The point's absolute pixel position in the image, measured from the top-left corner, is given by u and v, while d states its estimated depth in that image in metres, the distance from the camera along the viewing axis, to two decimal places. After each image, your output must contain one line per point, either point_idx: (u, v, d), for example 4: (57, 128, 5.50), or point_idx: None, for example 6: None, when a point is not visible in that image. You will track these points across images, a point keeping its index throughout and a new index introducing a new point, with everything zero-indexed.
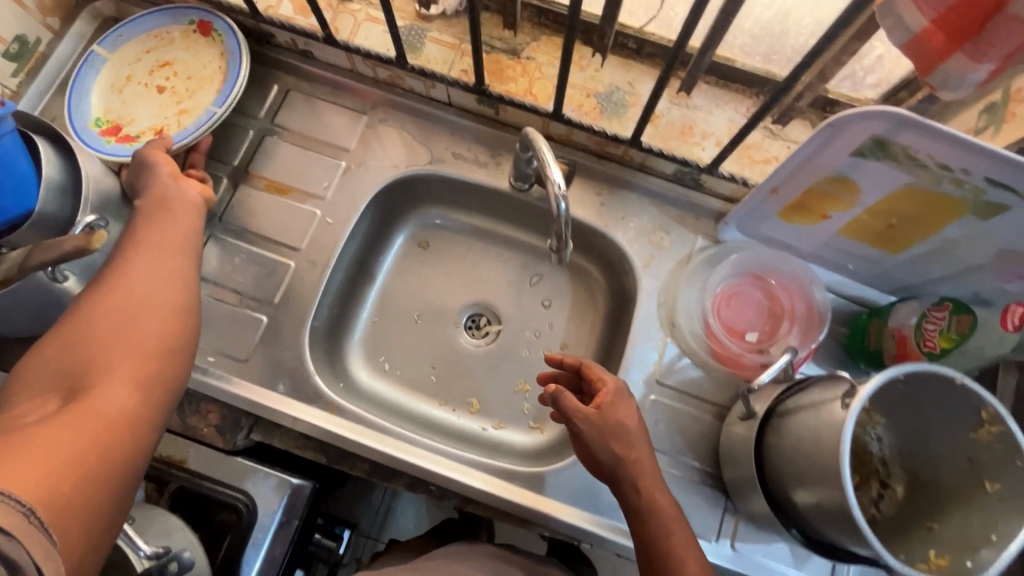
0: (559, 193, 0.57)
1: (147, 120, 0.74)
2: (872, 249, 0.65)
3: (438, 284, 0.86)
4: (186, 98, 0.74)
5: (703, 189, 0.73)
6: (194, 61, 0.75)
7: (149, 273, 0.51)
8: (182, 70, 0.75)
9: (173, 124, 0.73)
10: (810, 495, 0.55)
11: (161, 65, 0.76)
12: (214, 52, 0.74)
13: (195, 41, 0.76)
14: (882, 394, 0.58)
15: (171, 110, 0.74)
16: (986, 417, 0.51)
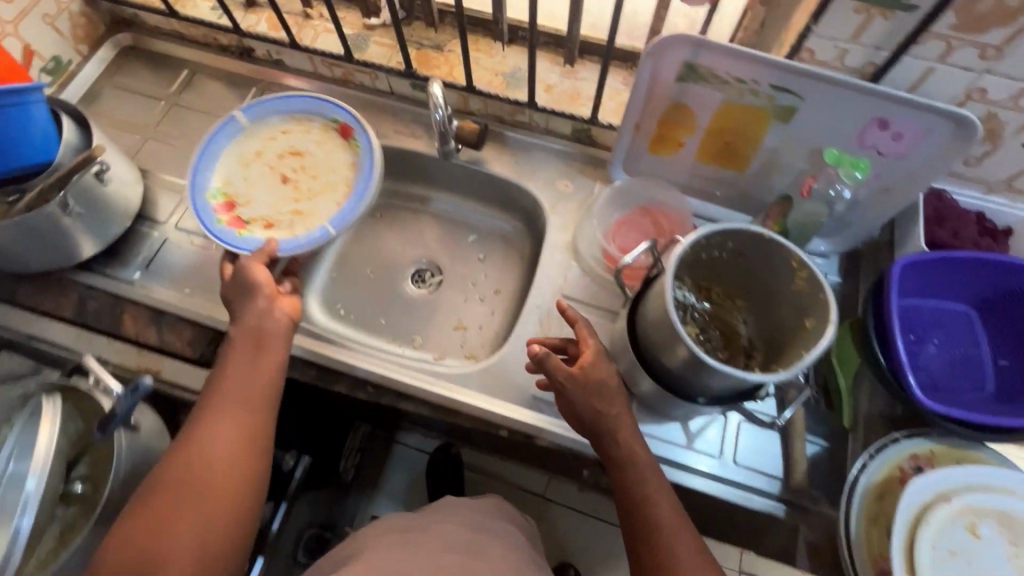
0: (438, 104, 0.79)
1: (263, 208, 0.83)
2: (725, 171, 0.79)
3: (388, 246, 1.01)
4: (306, 195, 0.85)
5: (595, 143, 0.90)
6: (325, 162, 0.86)
7: (227, 430, 0.61)
8: (309, 166, 0.86)
9: (284, 219, 0.82)
10: (670, 347, 0.64)
11: (292, 154, 0.87)
12: (347, 159, 0.86)
13: (331, 138, 0.88)
14: (736, 271, 0.69)
15: (286, 204, 0.84)
16: (796, 266, 0.63)
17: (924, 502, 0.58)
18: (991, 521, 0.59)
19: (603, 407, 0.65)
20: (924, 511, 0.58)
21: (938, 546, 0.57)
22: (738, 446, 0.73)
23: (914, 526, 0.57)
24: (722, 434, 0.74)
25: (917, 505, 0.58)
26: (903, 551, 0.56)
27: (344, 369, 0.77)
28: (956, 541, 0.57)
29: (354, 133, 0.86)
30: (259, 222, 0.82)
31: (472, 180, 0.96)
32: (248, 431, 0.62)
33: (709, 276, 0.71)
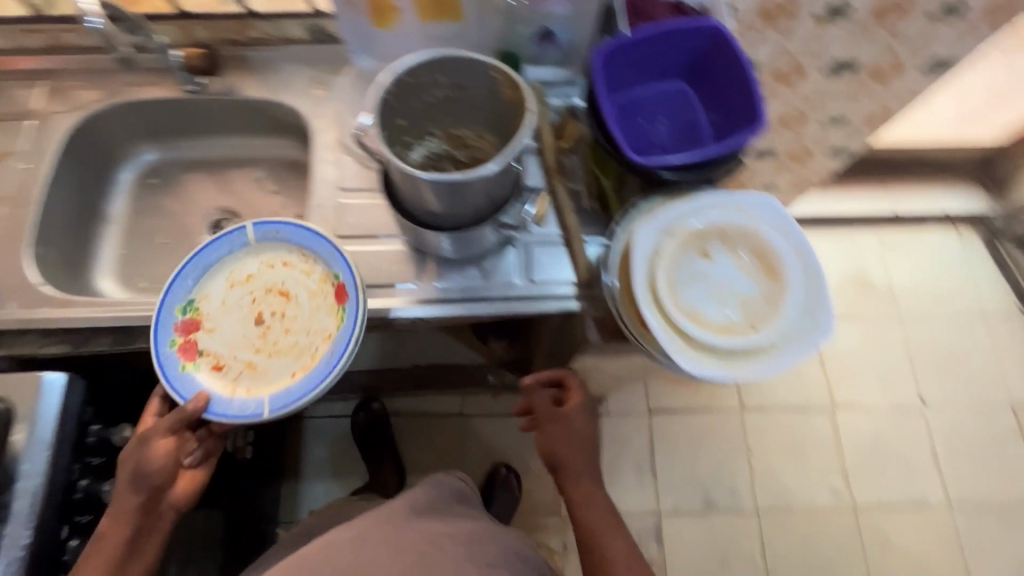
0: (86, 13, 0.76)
1: (235, 347, 0.75)
2: (450, 23, 0.80)
3: (177, 207, 0.98)
4: (268, 349, 0.75)
5: (334, 39, 0.90)
6: (306, 320, 0.76)
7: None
8: (290, 314, 0.76)
9: (235, 366, 0.74)
10: (408, 184, 0.67)
11: (276, 293, 0.77)
12: (326, 326, 0.74)
13: (320, 296, 0.76)
14: (473, 106, 0.74)
15: (246, 348, 0.75)
16: (503, 77, 0.68)
17: (657, 242, 0.66)
18: (716, 238, 0.67)
19: (562, 432, 0.85)
20: (658, 249, 0.66)
21: (673, 269, 0.65)
22: (530, 266, 0.80)
23: (652, 264, 0.65)
24: (516, 261, 0.80)
25: (650, 246, 0.66)
26: (645, 285, 0.64)
27: (138, 321, 0.75)
28: (690, 262, 0.66)
29: (348, 298, 0.73)
30: (211, 357, 0.74)
31: (232, 113, 0.93)
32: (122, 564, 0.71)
33: (455, 121, 0.76)
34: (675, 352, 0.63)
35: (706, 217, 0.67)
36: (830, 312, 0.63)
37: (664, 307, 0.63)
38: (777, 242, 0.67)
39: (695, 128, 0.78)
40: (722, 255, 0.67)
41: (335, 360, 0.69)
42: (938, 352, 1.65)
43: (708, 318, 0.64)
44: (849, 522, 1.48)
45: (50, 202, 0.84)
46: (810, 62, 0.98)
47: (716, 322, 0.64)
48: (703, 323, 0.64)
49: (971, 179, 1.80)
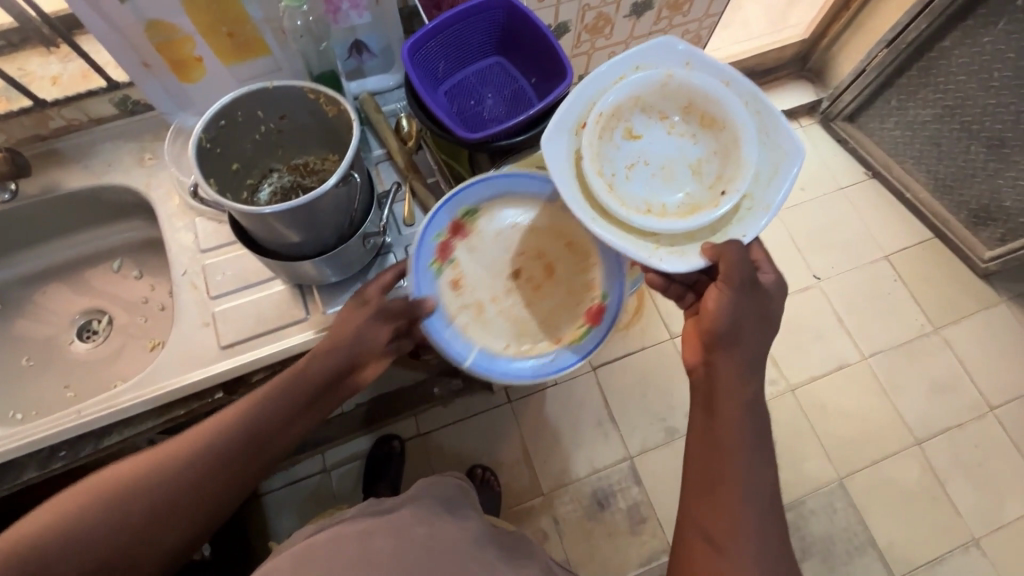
0: None
1: (481, 283, 0.79)
2: (259, 60, 0.80)
3: (38, 322, 0.92)
4: (538, 280, 0.80)
5: (148, 107, 0.87)
6: (580, 284, 0.81)
7: (175, 503, 0.58)
8: (569, 270, 0.81)
9: (495, 293, 0.79)
10: (251, 225, 0.65)
11: (541, 261, 0.81)
12: (590, 302, 0.80)
13: (583, 293, 0.80)
14: (303, 130, 0.74)
15: (506, 275, 0.80)
16: (315, 96, 0.68)
17: (572, 149, 0.72)
18: (635, 114, 0.75)
19: (750, 317, 0.67)
20: (577, 152, 0.71)
21: (598, 154, 0.71)
22: None
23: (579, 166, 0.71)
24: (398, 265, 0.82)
25: (568, 158, 0.71)
26: (584, 205, 0.70)
27: (16, 453, 0.70)
28: (616, 140, 0.75)
29: (599, 324, 0.78)
30: (456, 272, 0.78)
31: (62, 211, 0.88)
32: (184, 496, 0.58)
33: (292, 151, 0.76)
34: (654, 254, 0.69)
35: (614, 100, 0.72)
36: (783, 128, 0.72)
37: (618, 211, 0.69)
38: (698, 87, 0.73)
39: (522, 94, 0.84)
40: (644, 131, 0.76)
41: (558, 369, 0.76)
42: (817, 231, 1.84)
43: (664, 204, 0.74)
44: (792, 402, 1.62)
45: None
46: (613, 11, 1.06)
47: (674, 206, 0.74)
48: (659, 211, 0.73)
49: (796, 76, 2.01)
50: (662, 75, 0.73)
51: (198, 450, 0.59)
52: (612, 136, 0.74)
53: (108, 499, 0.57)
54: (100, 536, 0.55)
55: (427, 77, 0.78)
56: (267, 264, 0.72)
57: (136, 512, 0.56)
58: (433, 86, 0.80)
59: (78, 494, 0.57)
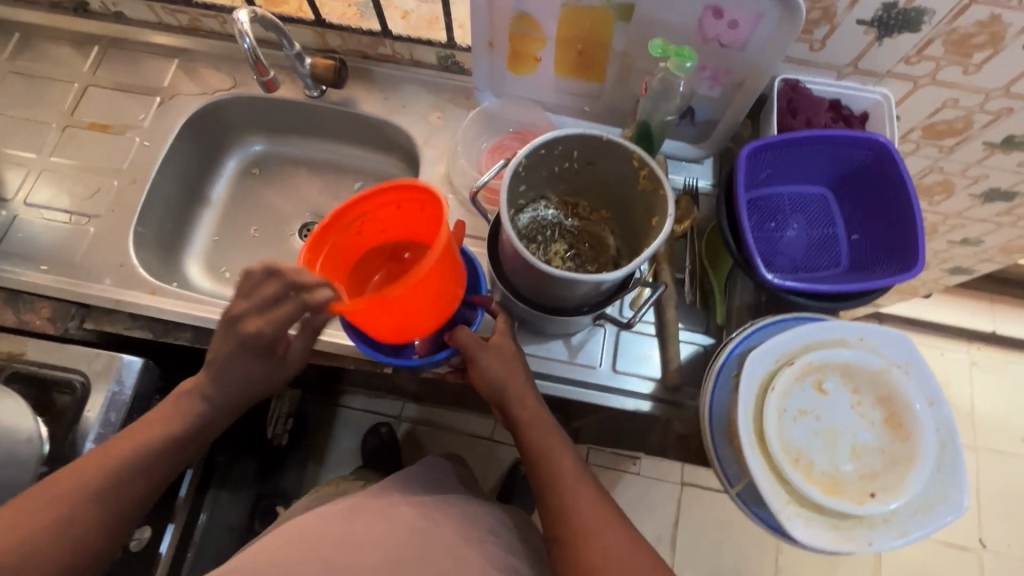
0: (243, 30, 0.70)
1: (786, 431, 0.57)
2: (585, 83, 0.77)
3: (273, 199, 0.96)
4: (828, 457, 0.57)
5: (463, 71, 0.87)
6: (863, 478, 0.56)
7: (274, 374, 0.68)
8: (867, 462, 0.57)
9: (805, 449, 0.57)
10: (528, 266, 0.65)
11: (829, 427, 0.58)
12: (850, 504, 0.55)
13: (860, 500, 0.55)
14: (593, 182, 0.71)
15: (813, 437, 0.58)
16: (637, 165, 0.64)
17: (768, 373, 0.59)
18: (835, 374, 0.59)
19: (496, 365, 0.67)
20: (769, 381, 0.58)
21: (786, 389, 0.58)
22: (618, 354, 0.76)
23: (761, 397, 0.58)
24: (603, 345, 0.76)
25: (765, 370, 0.59)
26: (751, 392, 0.58)
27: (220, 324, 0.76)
28: (800, 397, 0.58)
29: (857, 530, 0.54)
30: (795, 409, 0.58)
31: (345, 124, 0.91)
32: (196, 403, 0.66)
33: (574, 191, 0.73)
34: (766, 479, 0.55)
35: (826, 354, 0.59)
36: (928, 474, 0.55)
37: (768, 445, 0.56)
38: (903, 393, 0.58)
39: (833, 245, 0.72)
40: (835, 392, 0.59)
41: (786, 538, 0.55)
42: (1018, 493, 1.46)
43: (811, 463, 0.57)
44: None
45: (159, 180, 0.85)
46: (963, 183, 0.90)
47: (817, 468, 0.56)
48: (804, 466, 0.56)
49: None
50: (881, 366, 0.58)
51: (185, 402, 0.66)
52: (818, 384, 0.59)
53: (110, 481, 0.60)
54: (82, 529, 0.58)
55: (768, 172, 0.71)
56: (510, 296, 0.71)
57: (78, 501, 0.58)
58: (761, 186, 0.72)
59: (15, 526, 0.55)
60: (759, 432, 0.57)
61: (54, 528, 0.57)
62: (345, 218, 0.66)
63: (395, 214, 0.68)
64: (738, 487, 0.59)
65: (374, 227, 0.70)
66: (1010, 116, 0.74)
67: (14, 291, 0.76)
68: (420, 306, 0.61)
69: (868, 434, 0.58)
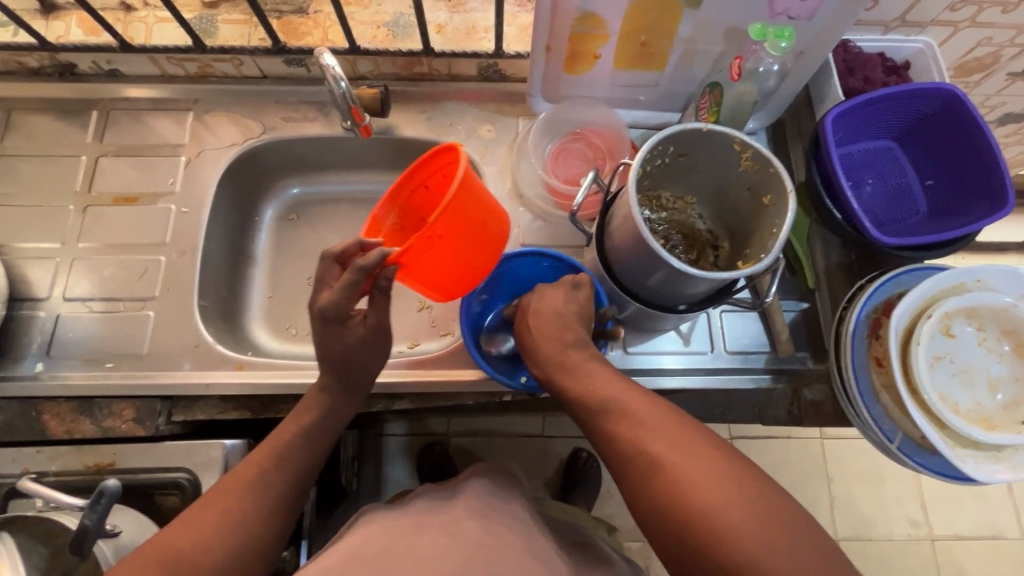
0: (336, 74, 0.69)
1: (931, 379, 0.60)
2: (644, 73, 0.76)
3: (320, 244, 0.89)
4: (971, 395, 0.61)
5: (505, 78, 0.84)
6: (1007, 408, 0.60)
7: (359, 352, 0.63)
8: (1006, 392, 0.61)
9: (949, 392, 0.61)
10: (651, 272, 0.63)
11: (964, 367, 0.62)
12: (1005, 433, 0.58)
13: (1010, 428, 0.59)
14: (683, 171, 0.69)
15: (953, 379, 0.61)
16: (739, 150, 0.62)
17: (905, 328, 0.61)
18: (961, 317, 0.62)
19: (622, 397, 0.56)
20: (909, 335, 0.61)
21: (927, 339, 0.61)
22: (726, 335, 0.77)
23: (904, 352, 0.61)
24: (709, 330, 0.77)
25: (904, 326, 0.61)
26: (895, 350, 0.60)
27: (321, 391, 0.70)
28: (936, 344, 0.61)
29: (1015, 456, 0.58)
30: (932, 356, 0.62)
31: (388, 152, 0.87)
32: (333, 416, 0.65)
33: (660, 183, 0.72)
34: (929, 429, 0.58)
35: (955, 300, 0.61)
36: None
37: (925, 396, 0.58)
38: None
39: (909, 194, 0.75)
40: (963, 333, 0.62)
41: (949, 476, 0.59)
42: None
43: (957, 404, 0.60)
44: (927, 550, 1.55)
45: (207, 246, 0.78)
46: (982, 112, 0.96)
47: (964, 407, 0.60)
48: (953, 407, 0.60)
49: None
50: (1004, 302, 0.62)
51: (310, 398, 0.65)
52: (948, 328, 0.62)
53: (263, 477, 0.59)
54: (247, 529, 0.55)
55: (842, 134, 0.73)
56: (624, 300, 0.71)
57: (230, 511, 0.55)
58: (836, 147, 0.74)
59: (188, 529, 0.53)
60: (911, 385, 0.59)
61: (213, 530, 0.53)
62: (384, 215, 0.68)
63: (428, 197, 0.68)
64: (897, 441, 0.61)
65: (413, 217, 0.70)
66: None
67: (85, 398, 0.69)
68: (458, 248, 0.62)
69: (999, 366, 0.62)
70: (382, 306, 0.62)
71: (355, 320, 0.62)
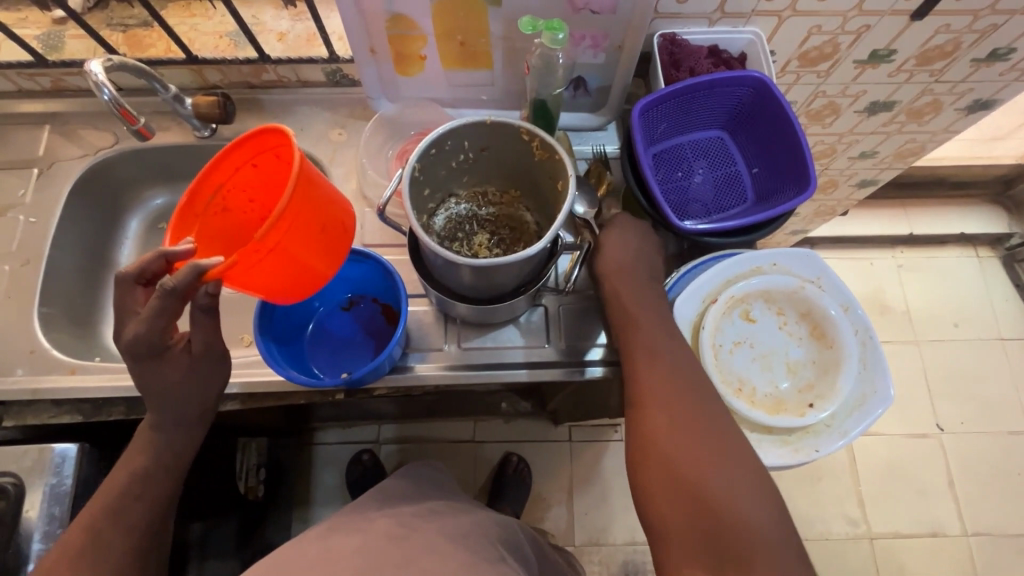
0: (98, 81, 0.65)
1: (724, 364, 0.60)
2: (474, 72, 0.78)
3: None
4: (767, 380, 0.60)
5: (353, 82, 0.86)
6: (801, 391, 0.59)
7: (182, 386, 0.60)
8: (800, 375, 0.60)
9: (744, 377, 0.60)
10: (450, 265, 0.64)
11: (762, 351, 0.61)
12: (793, 417, 0.58)
13: (800, 411, 0.58)
14: (497, 164, 0.70)
15: (749, 365, 0.61)
16: (528, 139, 0.63)
17: (696, 313, 0.61)
18: (759, 301, 0.62)
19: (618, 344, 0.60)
20: (700, 321, 0.61)
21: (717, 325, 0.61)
22: (562, 328, 0.77)
23: (695, 338, 0.61)
24: (544, 323, 0.78)
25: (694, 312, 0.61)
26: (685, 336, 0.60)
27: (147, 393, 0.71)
28: (730, 329, 0.61)
29: (803, 439, 0.58)
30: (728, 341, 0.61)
31: None
32: (170, 450, 0.62)
33: (481, 178, 0.73)
34: None
35: (747, 284, 0.61)
36: (855, 374, 0.59)
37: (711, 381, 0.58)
38: (821, 305, 0.61)
39: (739, 183, 0.76)
40: (762, 318, 0.62)
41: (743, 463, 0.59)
42: (946, 375, 1.63)
43: (750, 389, 0.60)
44: (866, 550, 1.48)
45: (54, 255, 0.80)
46: (847, 102, 0.96)
47: (757, 391, 0.59)
48: (744, 392, 0.59)
49: (991, 199, 1.79)
50: (797, 284, 0.61)
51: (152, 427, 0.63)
52: (744, 313, 0.62)
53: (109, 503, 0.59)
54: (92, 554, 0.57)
55: (663, 126, 0.74)
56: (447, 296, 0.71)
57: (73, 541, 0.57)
58: (660, 139, 0.75)
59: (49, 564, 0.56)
60: None
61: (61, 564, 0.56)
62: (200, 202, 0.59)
63: (255, 177, 0.60)
64: None
65: (238, 198, 0.62)
66: (870, 32, 0.80)
67: None
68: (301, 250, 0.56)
69: (796, 349, 0.61)
70: (205, 327, 0.59)
71: (176, 348, 0.59)
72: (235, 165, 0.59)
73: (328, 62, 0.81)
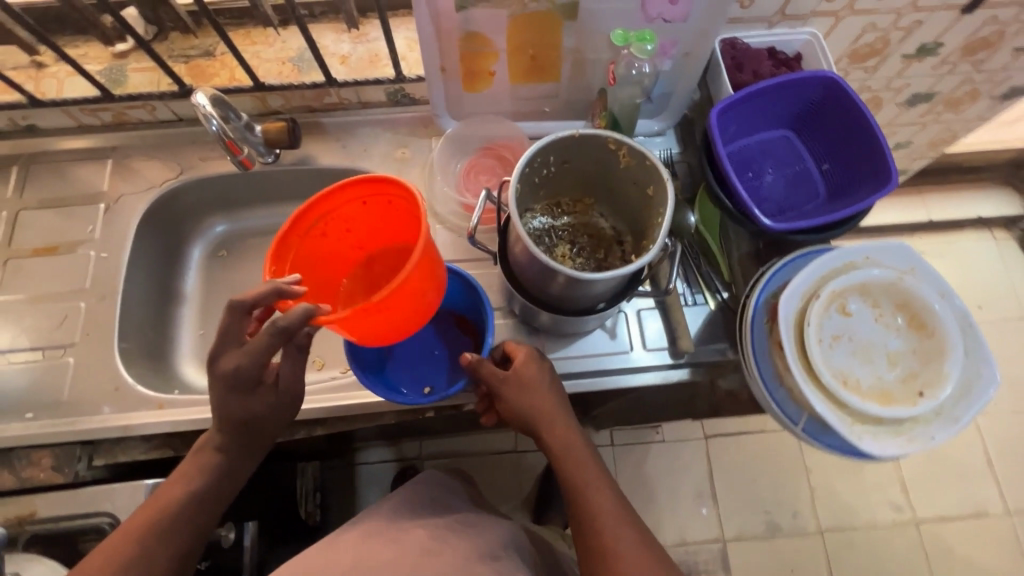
0: (206, 112, 0.71)
1: (829, 358, 0.61)
2: (541, 85, 0.79)
3: (249, 279, 0.91)
4: (873, 372, 0.61)
5: (414, 101, 0.86)
6: (907, 381, 0.60)
7: (267, 415, 0.62)
8: (904, 365, 0.61)
9: (851, 371, 0.61)
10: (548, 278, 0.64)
11: (863, 343, 0.62)
12: (905, 407, 0.59)
13: (910, 401, 0.59)
14: (576, 174, 0.71)
15: (854, 358, 0.61)
16: (615, 148, 0.64)
17: (798, 310, 0.62)
18: (856, 295, 0.63)
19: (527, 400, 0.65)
20: (802, 317, 0.61)
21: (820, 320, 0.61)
22: (645, 333, 0.77)
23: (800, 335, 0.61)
24: (626, 330, 0.78)
25: (797, 308, 0.62)
26: (790, 333, 0.61)
27: None
28: (831, 324, 0.62)
29: (916, 428, 0.58)
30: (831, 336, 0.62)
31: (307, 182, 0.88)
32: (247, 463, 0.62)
33: (557, 189, 0.73)
34: (829, 408, 0.58)
35: (845, 279, 0.62)
36: (958, 361, 0.60)
37: (823, 377, 0.58)
38: (917, 295, 0.62)
39: (808, 180, 0.77)
40: (859, 311, 0.63)
41: (858, 455, 0.59)
42: None
43: (857, 382, 0.60)
44: (914, 536, 1.49)
45: (127, 289, 0.79)
46: (890, 95, 0.99)
47: (864, 383, 0.60)
48: (851, 385, 0.60)
49: (1004, 182, 1.83)
50: (892, 277, 0.63)
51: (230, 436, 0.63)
52: (843, 307, 0.63)
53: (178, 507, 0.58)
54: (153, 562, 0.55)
55: (734, 128, 0.75)
56: (535, 308, 0.71)
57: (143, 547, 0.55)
58: (731, 141, 0.76)
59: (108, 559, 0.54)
60: (809, 367, 0.60)
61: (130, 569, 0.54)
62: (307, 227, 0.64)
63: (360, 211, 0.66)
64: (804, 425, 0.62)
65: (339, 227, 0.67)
66: (920, 27, 0.82)
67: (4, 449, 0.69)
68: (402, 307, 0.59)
69: (895, 340, 0.63)
70: (297, 362, 0.61)
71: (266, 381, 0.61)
72: (356, 200, 0.65)
73: (392, 82, 0.82)
